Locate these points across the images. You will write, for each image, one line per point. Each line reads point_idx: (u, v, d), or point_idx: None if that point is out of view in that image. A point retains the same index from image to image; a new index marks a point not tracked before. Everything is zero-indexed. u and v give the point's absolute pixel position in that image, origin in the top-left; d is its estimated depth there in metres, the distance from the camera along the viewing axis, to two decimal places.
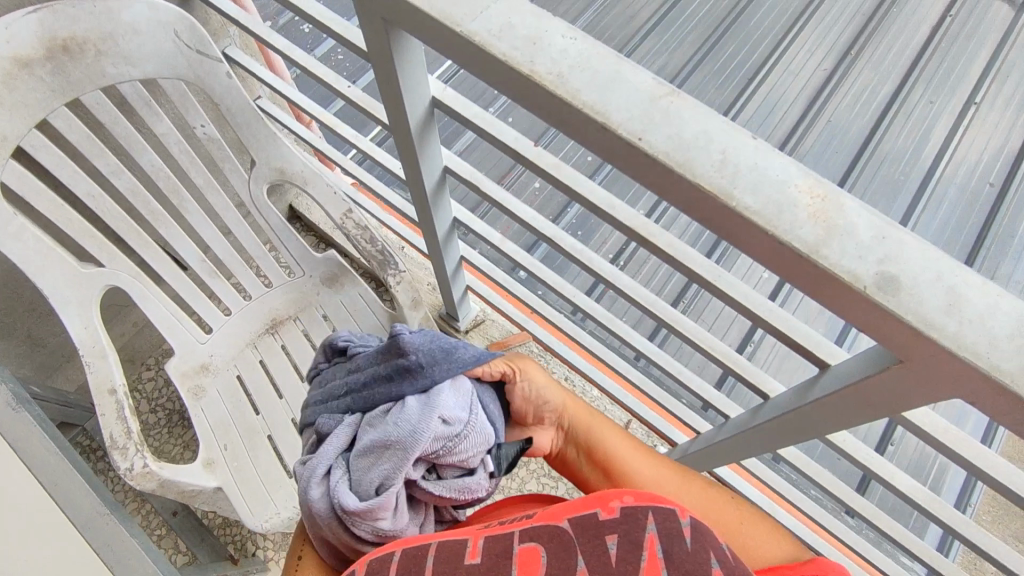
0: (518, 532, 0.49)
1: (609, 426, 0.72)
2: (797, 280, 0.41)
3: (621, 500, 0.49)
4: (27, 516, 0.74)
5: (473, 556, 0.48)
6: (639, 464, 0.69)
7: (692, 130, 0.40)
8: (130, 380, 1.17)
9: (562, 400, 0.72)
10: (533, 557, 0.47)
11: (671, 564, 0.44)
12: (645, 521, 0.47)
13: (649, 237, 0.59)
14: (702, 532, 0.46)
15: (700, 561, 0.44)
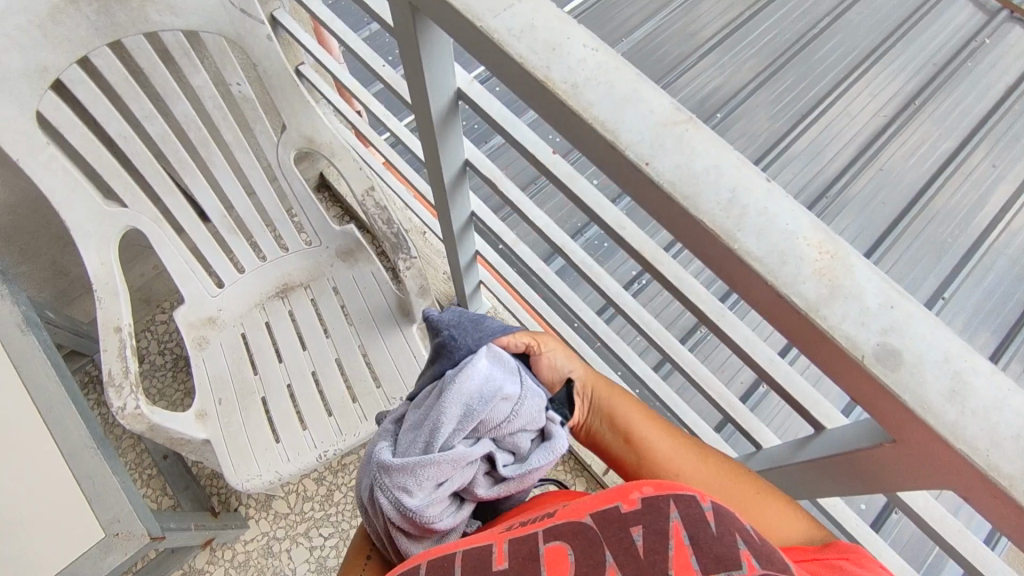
0: (540, 532, 0.42)
1: (632, 397, 0.64)
2: (796, 338, 0.38)
3: (641, 491, 0.42)
4: (18, 437, 0.75)
5: (500, 561, 0.41)
6: (659, 437, 0.60)
7: (702, 163, 0.38)
8: (144, 320, 1.20)
9: (583, 369, 0.65)
10: (561, 556, 0.40)
11: (701, 549, 0.37)
12: (668, 508, 0.40)
13: (654, 264, 0.57)
14: (728, 514, 0.39)
15: (728, 545, 0.37)
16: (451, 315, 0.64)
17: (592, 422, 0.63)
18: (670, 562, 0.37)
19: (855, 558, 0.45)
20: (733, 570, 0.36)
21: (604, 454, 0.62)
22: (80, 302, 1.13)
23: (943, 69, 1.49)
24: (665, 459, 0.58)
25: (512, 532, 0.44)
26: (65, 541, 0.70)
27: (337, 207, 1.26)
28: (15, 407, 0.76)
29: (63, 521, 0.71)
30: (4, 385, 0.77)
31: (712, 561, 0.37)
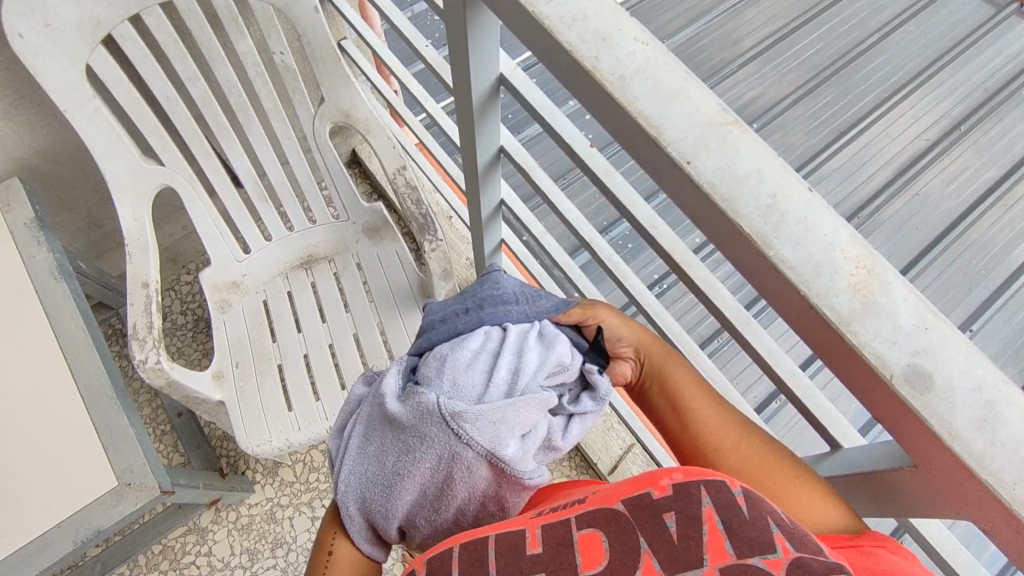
0: (574, 518, 0.40)
1: (687, 366, 0.61)
2: (823, 351, 0.37)
3: (672, 477, 0.39)
4: (42, 380, 0.77)
5: (534, 546, 0.39)
6: (707, 409, 0.58)
7: (744, 167, 0.38)
8: (169, 280, 1.22)
9: (640, 334, 0.63)
10: (594, 543, 0.37)
11: (735, 534, 0.34)
12: (700, 493, 0.37)
13: (682, 265, 0.57)
14: (760, 500, 0.37)
15: (761, 528, 0.34)
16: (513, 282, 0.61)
17: (643, 384, 0.62)
18: (705, 547, 0.34)
19: (891, 547, 0.42)
20: (767, 553, 0.33)
21: (649, 414, 0.62)
22: (111, 256, 1.16)
23: (992, 97, 1.45)
24: (708, 431, 0.56)
25: (542, 517, 0.42)
26: (78, 485, 0.71)
27: (366, 183, 1.27)
28: (42, 352, 0.78)
29: (79, 467, 0.72)
30: (33, 329, 0.79)
31: (746, 545, 0.34)
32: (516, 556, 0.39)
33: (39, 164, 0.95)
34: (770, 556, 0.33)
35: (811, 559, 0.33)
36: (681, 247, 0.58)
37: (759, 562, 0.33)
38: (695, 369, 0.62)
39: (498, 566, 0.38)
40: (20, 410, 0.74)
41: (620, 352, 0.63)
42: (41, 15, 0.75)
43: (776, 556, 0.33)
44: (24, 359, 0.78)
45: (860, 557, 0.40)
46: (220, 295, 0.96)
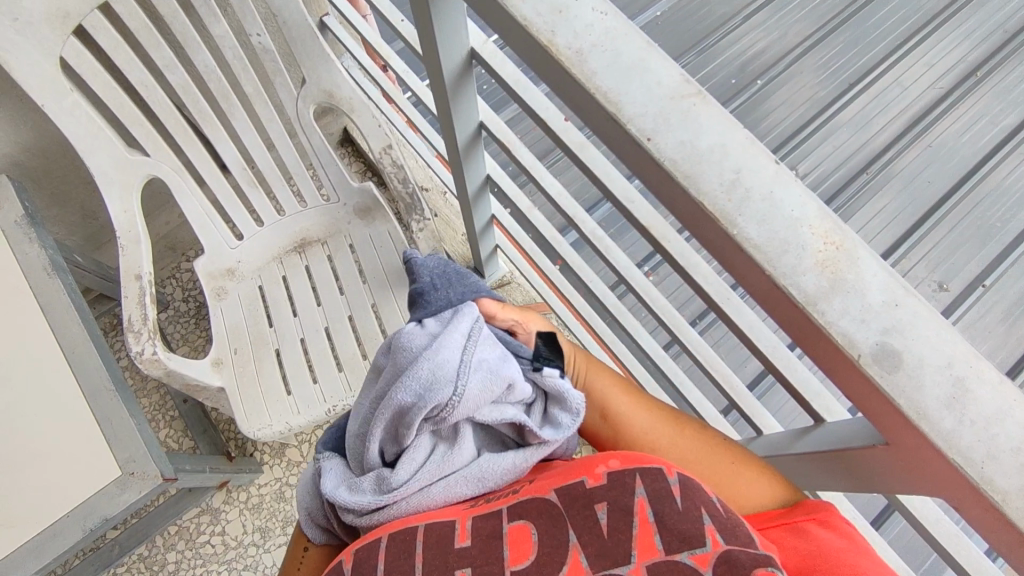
0: (505, 510, 0.48)
1: (609, 374, 0.66)
2: (790, 330, 0.36)
3: (607, 465, 0.49)
4: (43, 374, 0.78)
5: (463, 538, 0.47)
6: (634, 413, 0.62)
7: (706, 142, 0.36)
8: (170, 268, 1.23)
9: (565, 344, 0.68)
10: (523, 536, 0.46)
11: (663, 526, 0.44)
12: (634, 484, 0.47)
13: (662, 240, 0.56)
14: (692, 488, 0.46)
15: (691, 518, 0.44)
16: (436, 267, 0.67)
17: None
18: (633, 541, 0.44)
19: (822, 518, 0.49)
20: (697, 547, 0.43)
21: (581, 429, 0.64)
22: (109, 247, 1.16)
23: (1011, 41, 1.39)
24: (640, 434, 0.61)
25: (473, 508, 0.50)
26: (83, 475, 0.73)
27: (359, 162, 1.25)
28: (41, 346, 0.79)
29: (84, 458, 0.74)
30: (31, 325, 0.81)
31: (675, 540, 0.43)
32: (447, 548, 0.47)
33: (28, 159, 0.95)
34: (699, 552, 0.42)
35: (739, 551, 0.42)
36: (660, 221, 0.57)
37: (687, 556, 0.43)
38: (617, 374, 0.66)
39: (428, 556, 0.46)
40: (22, 405, 0.76)
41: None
42: (9, 10, 0.75)
43: (705, 549, 0.42)
44: (24, 354, 0.79)
45: (791, 538, 0.48)
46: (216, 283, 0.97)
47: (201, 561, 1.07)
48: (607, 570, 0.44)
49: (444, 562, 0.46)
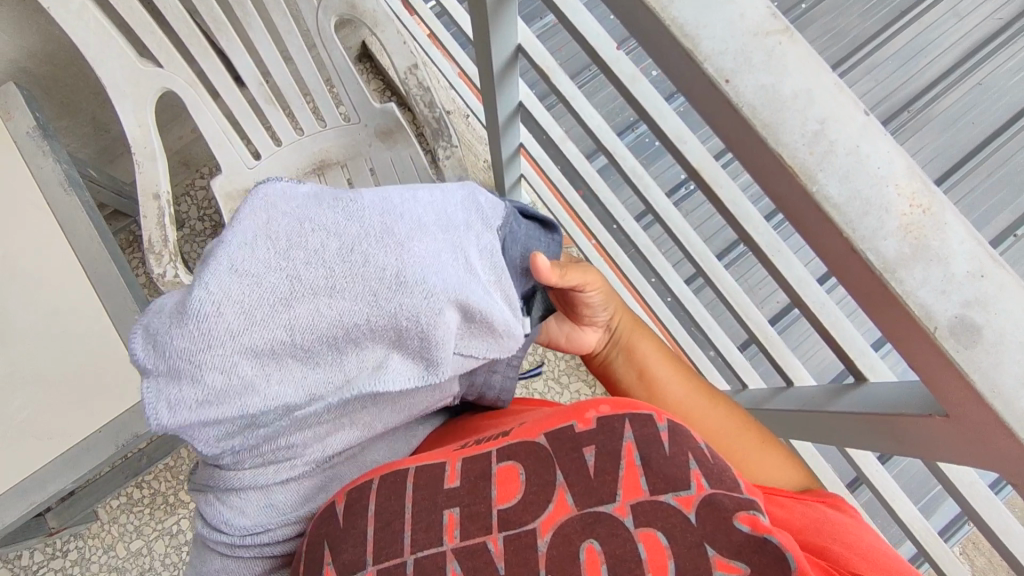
0: (494, 450, 0.45)
1: (655, 347, 0.66)
2: (850, 286, 0.34)
3: (598, 409, 0.45)
4: (65, 292, 0.77)
5: (452, 480, 0.45)
6: (675, 383, 0.64)
7: (791, 87, 0.33)
8: (183, 185, 1.20)
9: (616, 308, 0.64)
10: (511, 476, 0.43)
11: (651, 469, 0.41)
12: (623, 428, 0.43)
13: (711, 183, 0.53)
14: (683, 434, 0.43)
15: (677, 465, 0.41)
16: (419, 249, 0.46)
17: (611, 354, 0.66)
18: (619, 482, 0.41)
19: (831, 500, 0.50)
20: (681, 489, 0.41)
21: (611, 380, 0.66)
22: (121, 161, 1.13)
23: None
24: (679, 404, 0.62)
25: (463, 449, 0.47)
26: (114, 393, 0.75)
27: (378, 79, 1.20)
28: (62, 264, 0.78)
29: (113, 376, 0.76)
30: (50, 242, 0.79)
31: (660, 482, 0.41)
32: (436, 488, 0.44)
33: (34, 66, 0.91)
34: (682, 493, 0.40)
35: (723, 495, 0.40)
36: (711, 163, 0.53)
37: (671, 497, 0.40)
38: (648, 338, 0.67)
39: (416, 497, 0.44)
40: (46, 323, 0.76)
41: (596, 323, 0.63)
42: None
43: (690, 492, 0.40)
44: (44, 270, 0.78)
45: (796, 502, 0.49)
46: (235, 203, 0.91)
47: None
48: (592, 509, 0.41)
49: (433, 503, 0.44)
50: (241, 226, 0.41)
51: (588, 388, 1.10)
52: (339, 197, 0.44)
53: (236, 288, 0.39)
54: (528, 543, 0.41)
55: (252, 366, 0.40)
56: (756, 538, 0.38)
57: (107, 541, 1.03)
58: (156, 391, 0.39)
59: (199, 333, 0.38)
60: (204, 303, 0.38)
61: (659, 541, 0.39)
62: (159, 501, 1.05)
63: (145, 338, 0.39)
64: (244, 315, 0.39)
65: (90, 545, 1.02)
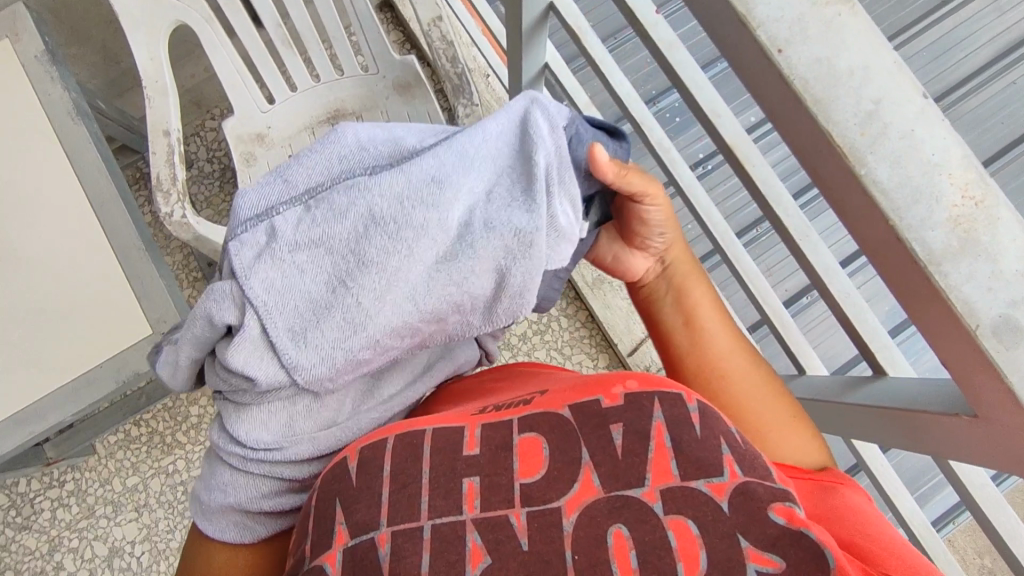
0: (517, 420, 0.40)
1: (709, 292, 0.58)
2: (889, 274, 0.33)
3: (625, 385, 0.40)
4: (70, 224, 0.76)
5: (472, 447, 0.40)
6: (721, 337, 0.56)
7: (847, 61, 0.31)
8: (193, 125, 1.17)
9: (674, 235, 0.56)
10: (533, 450, 0.39)
11: (683, 454, 0.37)
12: (653, 407, 0.39)
13: (744, 161, 0.51)
14: (714, 417, 0.39)
15: (709, 449, 0.37)
16: (444, 173, 0.40)
17: (657, 287, 0.58)
18: (648, 465, 0.37)
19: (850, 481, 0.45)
20: (713, 475, 0.36)
21: (649, 321, 0.59)
22: (131, 96, 1.10)
23: None
24: (719, 357, 0.55)
25: (484, 414, 0.42)
26: (115, 330, 0.74)
27: (398, 31, 1.16)
28: (68, 195, 0.77)
29: (115, 314, 0.74)
30: (56, 172, 0.77)
31: (692, 467, 0.36)
32: (455, 454, 0.39)
33: None
34: (715, 480, 0.36)
35: (757, 484, 0.35)
36: (746, 140, 0.51)
37: (703, 484, 0.36)
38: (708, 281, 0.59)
39: (433, 463, 0.39)
40: (50, 253, 0.75)
41: (648, 246, 0.56)
42: None
43: (723, 479, 0.36)
44: (50, 201, 0.76)
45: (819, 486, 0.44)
46: (245, 147, 0.90)
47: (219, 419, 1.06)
48: (620, 492, 0.36)
49: (451, 471, 0.39)
50: (290, 219, 0.40)
51: (591, 361, 1.10)
52: (429, 171, 0.40)
53: (374, 282, 0.39)
54: (552, 522, 0.36)
55: (391, 338, 0.41)
56: (792, 532, 0.33)
57: (104, 474, 1.04)
58: (315, 377, 0.40)
59: (348, 324, 0.39)
60: (350, 301, 0.39)
61: (691, 530, 0.34)
62: (156, 441, 1.05)
63: (282, 343, 0.39)
64: (387, 305, 0.39)
65: (86, 477, 1.03)
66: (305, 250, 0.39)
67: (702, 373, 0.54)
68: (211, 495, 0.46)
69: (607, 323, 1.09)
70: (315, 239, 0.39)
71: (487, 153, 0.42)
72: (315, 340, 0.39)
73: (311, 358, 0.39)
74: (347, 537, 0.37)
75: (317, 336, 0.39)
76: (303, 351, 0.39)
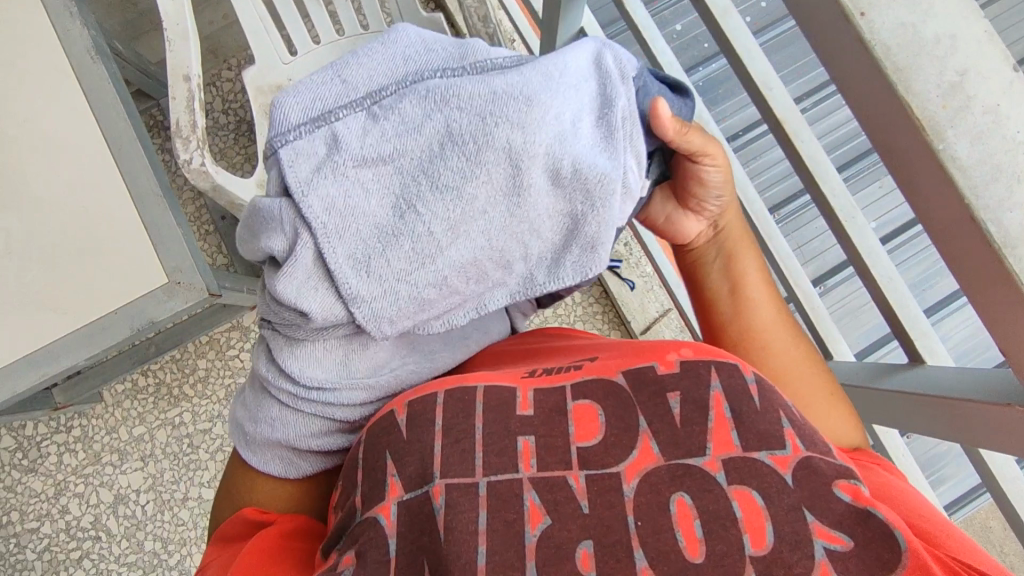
0: (569, 386, 0.40)
1: (757, 261, 0.57)
2: (953, 255, 0.33)
3: (680, 352, 0.40)
4: (87, 167, 0.74)
5: (525, 408, 0.40)
6: (767, 307, 0.56)
7: (934, 28, 0.29)
8: (210, 75, 1.14)
9: (727, 200, 0.55)
10: (588, 415, 0.38)
11: (743, 424, 0.36)
12: (710, 376, 0.38)
13: (793, 136, 0.50)
14: (772, 390, 0.38)
15: (771, 421, 0.36)
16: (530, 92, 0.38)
17: (707, 252, 0.58)
18: (709, 434, 0.36)
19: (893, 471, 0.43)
20: (776, 448, 0.35)
21: (694, 287, 0.59)
22: (147, 40, 1.07)
23: None
24: (763, 327, 0.54)
25: (535, 377, 0.42)
26: (131, 277, 0.73)
27: None
28: (86, 137, 0.75)
29: (131, 260, 0.73)
30: (73, 112, 0.75)
31: (754, 438, 0.36)
32: (508, 415, 0.39)
33: None
34: (779, 453, 0.35)
35: (820, 460, 0.35)
36: (797, 114, 0.50)
37: (766, 456, 0.35)
38: (756, 249, 0.58)
39: (486, 421, 0.39)
40: (66, 196, 0.73)
41: (703, 209, 0.54)
42: None
43: (786, 452, 0.35)
44: (67, 142, 0.75)
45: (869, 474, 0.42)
46: (265, 98, 0.88)
47: (228, 373, 1.06)
48: (680, 460, 0.36)
49: (505, 430, 0.39)
50: (362, 134, 0.37)
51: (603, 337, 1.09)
52: (515, 87, 0.38)
53: (443, 207, 0.38)
54: (611, 487, 0.35)
55: (455, 271, 0.39)
56: (858, 510, 0.33)
57: (111, 422, 1.04)
58: (375, 316, 0.39)
59: (415, 253, 0.38)
60: (416, 226, 0.38)
61: (755, 501, 0.34)
62: (164, 392, 1.05)
63: (342, 269, 0.38)
64: (453, 233, 0.38)
65: (93, 424, 1.04)
66: (371, 167, 0.37)
67: (744, 342, 0.54)
68: (257, 427, 0.47)
69: (621, 299, 1.08)
70: (383, 156, 0.37)
71: (570, 78, 0.40)
72: (376, 266, 0.38)
73: (369, 286, 0.38)
74: (401, 490, 0.38)
75: (381, 261, 0.38)
76: (363, 279, 0.38)
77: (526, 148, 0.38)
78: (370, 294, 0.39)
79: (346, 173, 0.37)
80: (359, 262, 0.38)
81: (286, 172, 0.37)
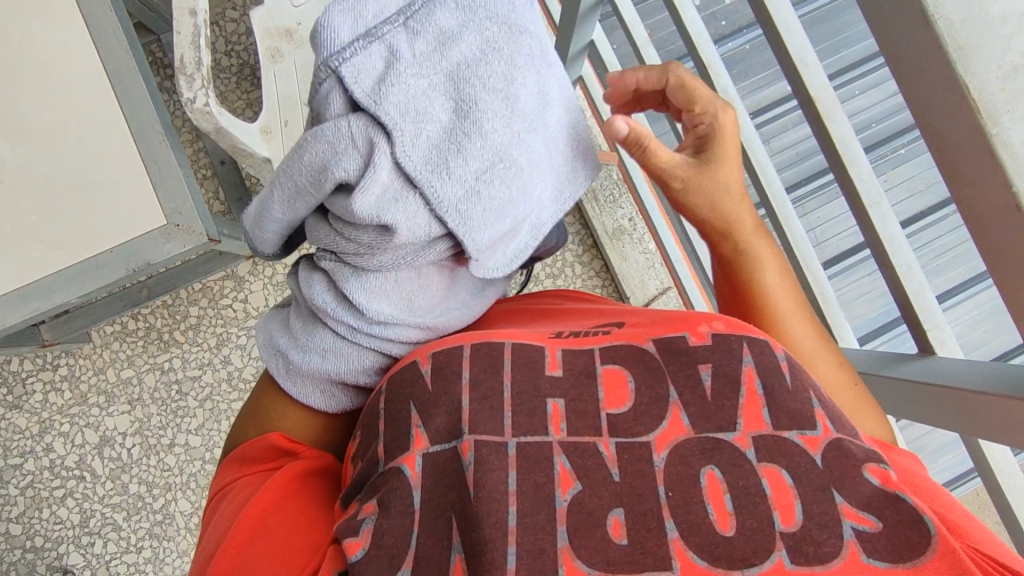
0: (598, 350, 0.40)
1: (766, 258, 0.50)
2: (992, 242, 0.33)
3: (711, 324, 0.40)
4: (87, 99, 0.71)
5: (554, 368, 0.39)
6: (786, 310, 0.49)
7: (1004, 7, 0.28)
8: (214, 13, 1.10)
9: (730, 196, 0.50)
10: (619, 381, 0.38)
11: (775, 402, 0.36)
12: (742, 351, 0.38)
13: (825, 117, 0.49)
14: (801, 368, 0.38)
15: (802, 401, 0.36)
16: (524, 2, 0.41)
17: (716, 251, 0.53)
18: (739, 410, 0.36)
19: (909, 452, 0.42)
20: (806, 428, 0.35)
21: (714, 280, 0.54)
22: None
23: None
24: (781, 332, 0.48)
25: (563, 338, 0.41)
26: (129, 215, 0.71)
27: None
28: (86, 67, 0.72)
29: (129, 198, 0.71)
30: (74, 39, 0.72)
31: (785, 417, 0.36)
32: (537, 374, 0.39)
33: None
34: (809, 434, 0.35)
35: (850, 442, 0.35)
36: (830, 95, 0.49)
37: (796, 435, 0.35)
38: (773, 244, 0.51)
39: (515, 379, 0.39)
40: (63, 126, 0.71)
41: None
42: None
43: (816, 433, 0.35)
44: (66, 71, 0.71)
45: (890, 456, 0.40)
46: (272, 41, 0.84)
47: (221, 322, 1.05)
48: (711, 434, 0.36)
49: (534, 391, 0.38)
50: (413, 46, 0.36)
51: None
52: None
53: (500, 106, 0.37)
54: (641, 456, 0.35)
55: (519, 173, 0.38)
56: (887, 493, 0.33)
57: (98, 364, 1.02)
58: (461, 218, 0.37)
59: (488, 149, 0.37)
60: (484, 123, 0.36)
61: (784, 480, 0.34)
62: (154, 337, 1.03)
63: (422, 174, 0.36)
64: (515, 132, 0.38)
65: (81, 364, 1.02)
66: (428, 75, 0.36)
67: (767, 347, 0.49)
68: (305, 357, 0.45)
69: (621, 274, 1.08)
70: (436, 62, 0.36)
71: None
72: (453, 166, 0.36)
73: (449, 186, 0.36)
74: (427, 441, 0.37)
75: (459, 158, 0.36)
76: (444, 180, 0.36)
77: (539, 51, 0.40)
78: (448, 197, 0.37)
79: (407, 80, 0.36)
80: (435, 164, 0.36)
81: (351, 89, 0.35)
